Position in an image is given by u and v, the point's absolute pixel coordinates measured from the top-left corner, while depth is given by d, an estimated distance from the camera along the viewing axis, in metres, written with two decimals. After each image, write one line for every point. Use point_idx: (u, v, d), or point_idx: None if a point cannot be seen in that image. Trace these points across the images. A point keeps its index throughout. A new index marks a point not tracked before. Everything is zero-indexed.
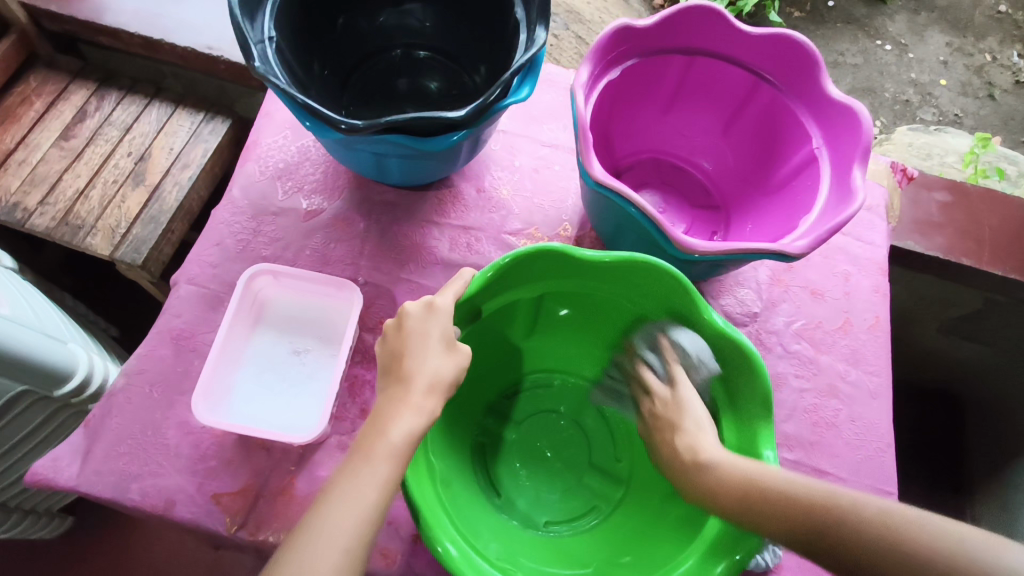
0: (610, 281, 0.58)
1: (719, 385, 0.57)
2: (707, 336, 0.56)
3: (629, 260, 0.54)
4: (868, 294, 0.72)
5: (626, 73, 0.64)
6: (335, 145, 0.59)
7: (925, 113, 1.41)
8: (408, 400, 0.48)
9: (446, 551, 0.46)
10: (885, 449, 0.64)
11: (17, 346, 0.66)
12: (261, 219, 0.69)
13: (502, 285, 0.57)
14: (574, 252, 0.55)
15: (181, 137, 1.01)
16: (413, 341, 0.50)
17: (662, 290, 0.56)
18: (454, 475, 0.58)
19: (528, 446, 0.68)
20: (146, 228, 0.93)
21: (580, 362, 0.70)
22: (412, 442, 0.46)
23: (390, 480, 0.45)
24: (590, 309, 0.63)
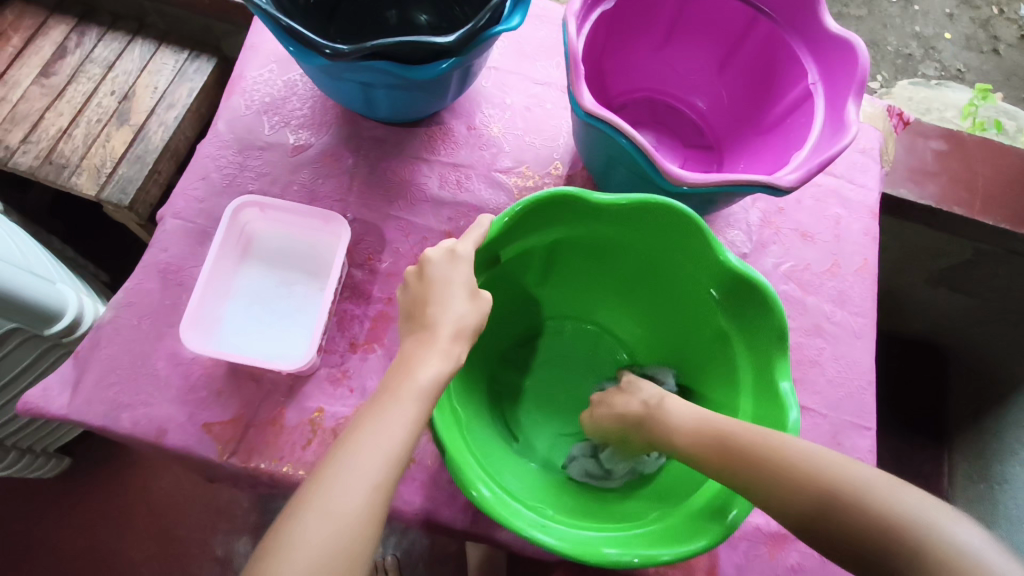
0: (630, 224, 0.56)
1: (737, 327, 0.55)
2: (727, 281, 0.53)
3: (650, 205, 0.52)
4: (859, 237, 0.72)
5: (624, 5, 0.63)
6: (321, 74, 0.57)
7: (927, 67, 1.38)
8: (438, 347, 0.48)
9: (482, 496, 0.44)
10: (867, 387, 0.65)
11: (9, 283, 0.66)
12: (246, 153, 0.68)
13: (521, 229, 0.55)
14: (587, 196, 0.53)
15: (165, 76, 0.98)
16: (434, 289, 0.50)
17: (690, 237, 0.54)
18: (475, 419, 0.56)
19: (544, 396, 0.68)
20: (132, 168, 0.91)
21: (597, 309, 0.69)
22: (439, 384, 0.46)
23: (416, 421, 0.45)
24: (610, 253, 0.61)
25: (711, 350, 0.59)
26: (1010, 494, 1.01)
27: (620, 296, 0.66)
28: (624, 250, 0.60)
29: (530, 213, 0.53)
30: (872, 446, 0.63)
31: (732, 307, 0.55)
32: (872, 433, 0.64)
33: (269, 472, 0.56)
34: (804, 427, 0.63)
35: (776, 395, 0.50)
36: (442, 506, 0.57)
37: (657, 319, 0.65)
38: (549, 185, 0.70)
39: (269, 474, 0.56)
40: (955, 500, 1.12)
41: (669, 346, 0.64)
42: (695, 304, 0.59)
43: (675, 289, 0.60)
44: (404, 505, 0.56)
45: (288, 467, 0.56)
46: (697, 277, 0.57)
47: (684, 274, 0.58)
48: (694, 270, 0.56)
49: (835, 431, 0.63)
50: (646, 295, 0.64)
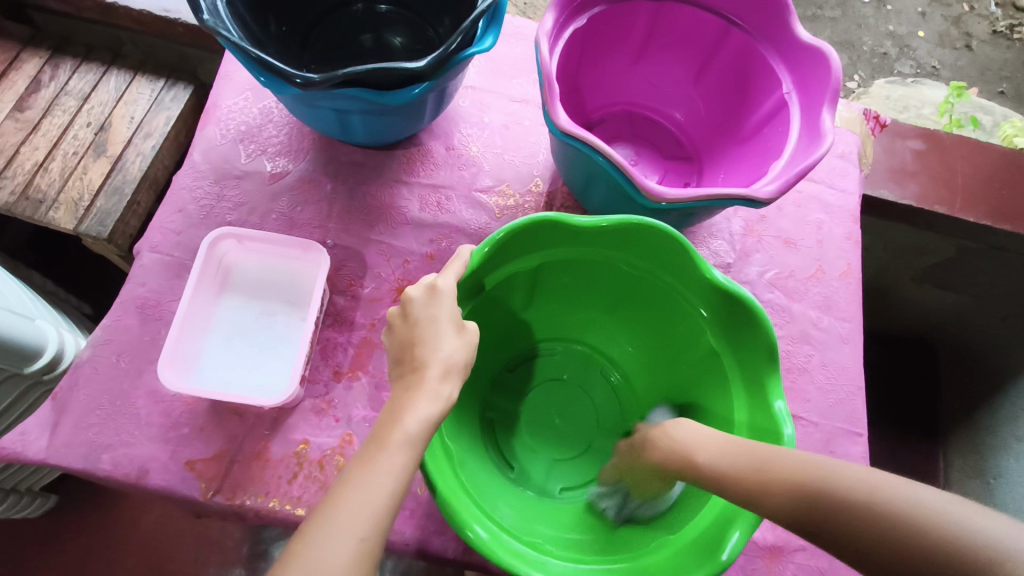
0: (610, 243, 0.55)
1: (725, 339, 0.54)
2: (709, 290, 0.53)
3: (621, 222, 0.51)
4: (841, 242, 0.72)
5: (595, 23, 0.63)
6: (295, 102, 0.57)
7: (903, 65, 1.40)
8: (428, 388, 0.46)
9: (478, 537, 0.43)
10: (856, 392, 0.65)
11: None
12: (223, 183, 0.67)
13: (500, 259, 0.54)
14: (565, 220, 0.52)
15: (142, 105, 0.98)
16: (422, 329, 0.49)
17: (669, 252, 0.53)
18: (468, 452, 0.55)
19: (537, 417, 0.66)
20: (110, 200, 0.90)
21: (585, 326, 0.67)
22: (429, 429, 0.44)
23: (405, 467, 0.43)
24: (592, 275, 0.60)
25: (698, 358, 0.57)
26: (1007, 490, 1.01)
27: (605, 310, 0.65)
28: (605, 270, 0.59)
29: (511, 237, 0.52)
30: (864, 451, 0.63)
31: (718, 320, 0.54)
32: (865, 438, 0.63)
33: (256, 508, 0.55)
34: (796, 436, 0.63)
35: (769, 415, 0.49)
36: (434, 535, 0.56)
37: (642, 335, 0.64)
38: (530, 202, 0.69)
39: (255, 510, 0.55)
40: (953, 497, 1.13)
41: (658, 357, 0.63)
42: (681, 319, 0.58)
43: (660, 303, 0.59)
44: (397, 536, 0.55)
45: (275, 502, 0.55)
46: (682, 292, 0.56)
47: (666, 288, 0.57)
48: (681, 285, 0.55)
49: (828, 439, 0.63)
50: (631, 310, 0.62)
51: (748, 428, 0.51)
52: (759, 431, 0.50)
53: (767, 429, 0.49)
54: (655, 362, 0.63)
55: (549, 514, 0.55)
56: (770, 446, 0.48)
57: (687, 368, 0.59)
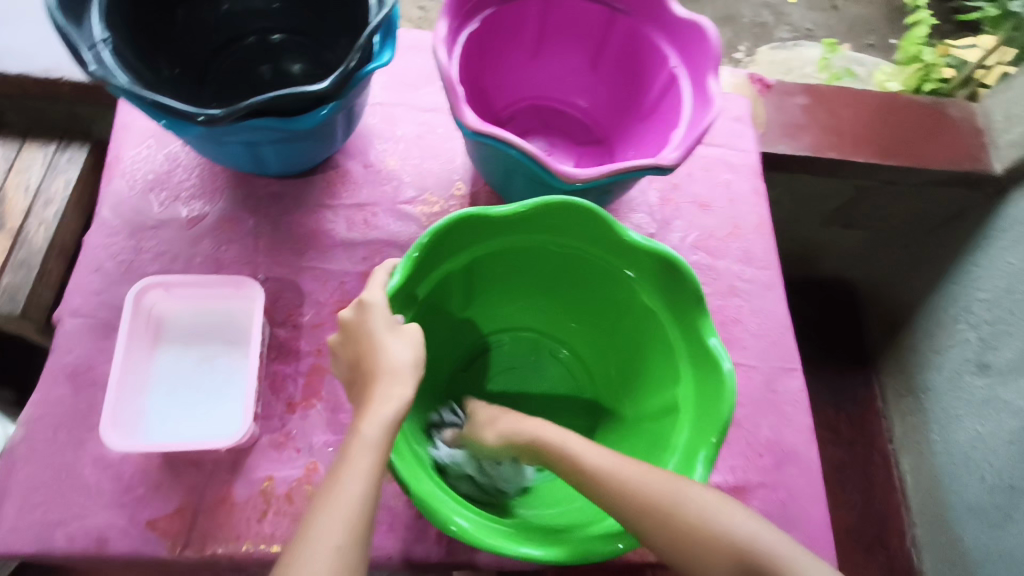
0: (534, 226, 0.57)
1: (656, 295, 0.57)
2: (632, 252, 0.56)
3: (536, 206, 0.54)
4: (749, 197, 0.77)
5: (487, 26, 0.65)
6: (201, 142, 0.56)
7: (782, 31, 1.50)
8: (382, 396, 0.46)
9: (461, 528, 0.44)
10: (786, 332, 0.70)
11: None
12: (140, 235, 0.65)
13: (431, 262, 0.56)
14: (484, 213, 0.54)
15: (37, 172, 0.93)
16: (363, 341, 0.49)
17: (588, 224, 0.56)
18: (439, 455, 0.56)
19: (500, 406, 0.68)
20: (18, 274, 0.85)
21: (526, 313, 0.70)
22: (388, 432, 0.44)
23: (373, 474, 0.42)
24: (523, 262, 0.62)
25: (635, 318, 0.60)
26: (936, 400, 1.10)
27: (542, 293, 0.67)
28: (533, 254, 0.61)
29: (436, 238, 0.54)
30: (802, 385, 0.68)
31: (645, 277, 0.57)
32: (800, 373, 0.68)
33: (229, 555, 0.54)
34: (740, 382, 0.67)
35: (707, 352, 0.52)
36: (417, 544, 0.56)
37: (582, 309, 0.66)
38: (455, 207, 0.71)
39: (229, 557, 0.54)
40: (892, 417, 1.21)
41: (601, 326, 0.65)
42: (612, 284, 0.60)
43: (591, 276, 0.61)
44: (381, 554, 0.55)
45: (248, 544, 0.54)
46: (609, 260, 0.58)
47: (592, 258, 0.59)
48: (607, 253, 0.58)
49: (768, 379, 0.67)
50: (566, 287, 0.65)
51: (692, 371, 0.54)
52: (701, 371, 0.53)
53: (708, 366, 0.52)
54: (599, 331, 0.66)
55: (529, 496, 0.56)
56: (712, 382, 0.51)
57: (628, 329, 0.62)
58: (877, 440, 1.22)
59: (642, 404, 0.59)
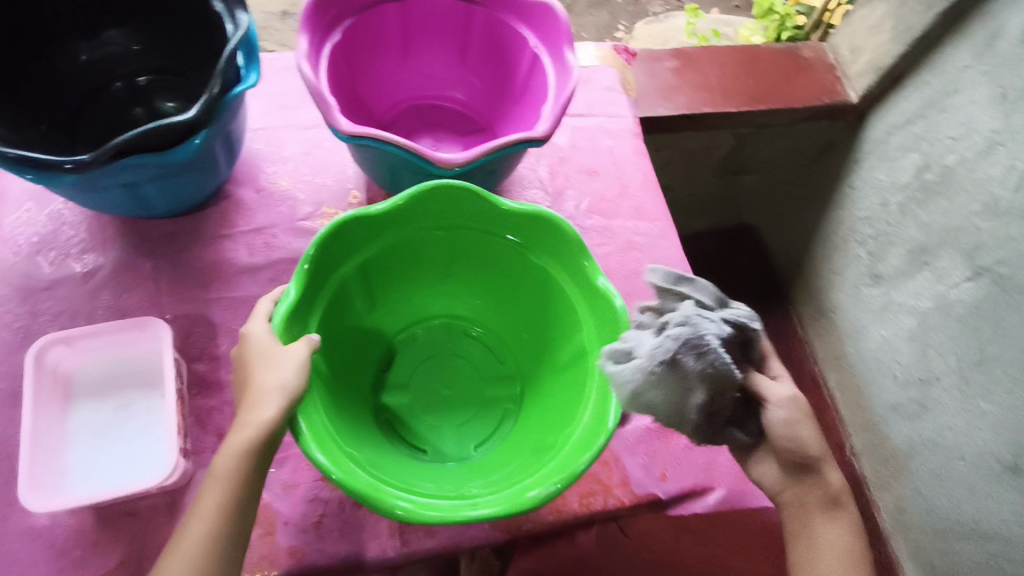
0: (420, 214, 0.60)
1: (546, 255, 0.60)
2: (511, 219, 0.59)
3: (417, 193, 0.57)
4: (632, 158, 0.82)
5: (349, 34, 0.67)
6: (77, 192, 0.56)
7: (654, 6, 1.59)
8: (246, 421, 0.47)
9: (405, 509, 0.45)
10: (685, 274, 0.75)
11: None
12: (33, 299, 0.63)
13: (324, 268, 0.57)
14: (365, 213, 0.57)
15: None
16: (241, 371, 0.50)
17: (470, 201, 0.59)
18: (374, 453, 0.56)
19: (428, 397, 0.69)
20: None
21: (432, 301, 0.71)
22: (237, 463, 0.46)
23: (220, 504, 0.46)
24: (418, 253, 0.64)
25: (531, 280, 0.63)
26: (844, 316, 1.19)
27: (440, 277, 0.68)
28: (426, 241, 0.63)
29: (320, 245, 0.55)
30: None
31: (530, 240, 0.61)
32: None
33: None
34: None
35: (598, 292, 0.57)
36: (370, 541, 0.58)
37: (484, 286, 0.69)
38: None
39: None
40: (812, 340, 1.30)
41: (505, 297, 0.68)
42: (504, 256, 0.63)
43: (481, 251, 0.64)
44: (339, 557, 0.58)
45: None
46: (493, 231, 0.62)
47: (480, 234, 0.62)
48: (485, 224, 0.61)
49: None
50: (460, 266, 0.67)
51: (591, 314, 0.58)
52: (598, 312, 0.57)
53: (603, 306, 0.56)
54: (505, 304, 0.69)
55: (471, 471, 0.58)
56: (608, 320, 0.55)
57: (529, 293, 0.65)
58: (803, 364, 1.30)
59: (558, 358, 0.63)
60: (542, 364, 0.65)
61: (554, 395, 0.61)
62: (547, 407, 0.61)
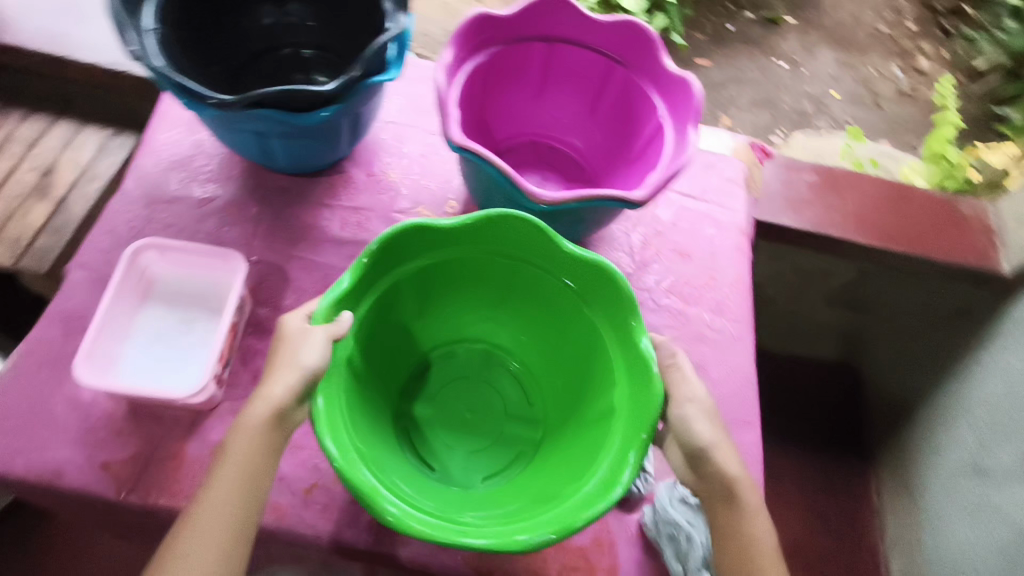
0: (490, 236, 0.61)
1: (599, 309, 0.60)
2: (569, 260, 0.59)
3: (495, 215, 0.58)
4: (731, 253, 0.79)
5: (492, 62, 0.71)
6: (217, 126, 0.63)
7: (821, 121, 1.54)
8: (265, 396, 0.49)
9: (392, 515, 0.45)
10: (747, 384, 0.71)
11: None
12: (154, 207, 0.72)
13: (382, 264, 0.59)
14: (432, 223, 0.58)
15: (88, 151, 1.03)
16: (269, 354, 0.52)
17: (544, 239, 0.58)
18: (380, 447, 0.58)
19: (451, 413, 0.71)
20: (50, 238, 0.94)
21: (482, 324, 0.72)
22: (258, 433, 0.49)
23: (241, 473, 0.48)
24: (479, 273, 0.65)
25: (580, 327, 0.63)
26: (930, 497, 1.05)
27: (493, 303, 0.69)
28: (489, 263, 0.64)
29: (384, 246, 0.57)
30: (757, 439, 0.68)
31: (587, 289, 0.60)
32: (756, 427, 0.68)
33: (168, 507, 0.56)
34: None
35: (639, 356, 0.55)
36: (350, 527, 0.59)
37: (531, 321, 0.69)
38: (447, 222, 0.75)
39: (168, 509, 0.56)
40: (885, 512, 1.16)
41: (550, 338, 0.68)
42: (560, 296, 0.63)
43: (538, 285, 0.64)
44: (315, 531, 0.59)
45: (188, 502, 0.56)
46: (552, 270, 0.62)
47: (541, 271, 0.62)
48: (547, 263, 0.61)
49: (722, 427, 0.68)
50: (513, 297, 0.68)
51: (627, 379, 0.56)
52: (636, 379, 0.55)
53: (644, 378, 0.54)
54: (547, 343, 0.69)
55: (470, 497, 0.58)
56: (641, 389, 0.54)
57: (575, 340, 0.64)
58: (867, 535, 1.16)
59: (586, 413, 0.61)
60: (570, 415, 0.64)
61: (571, 444, 0.59)
62: (560, 458, 0.59)
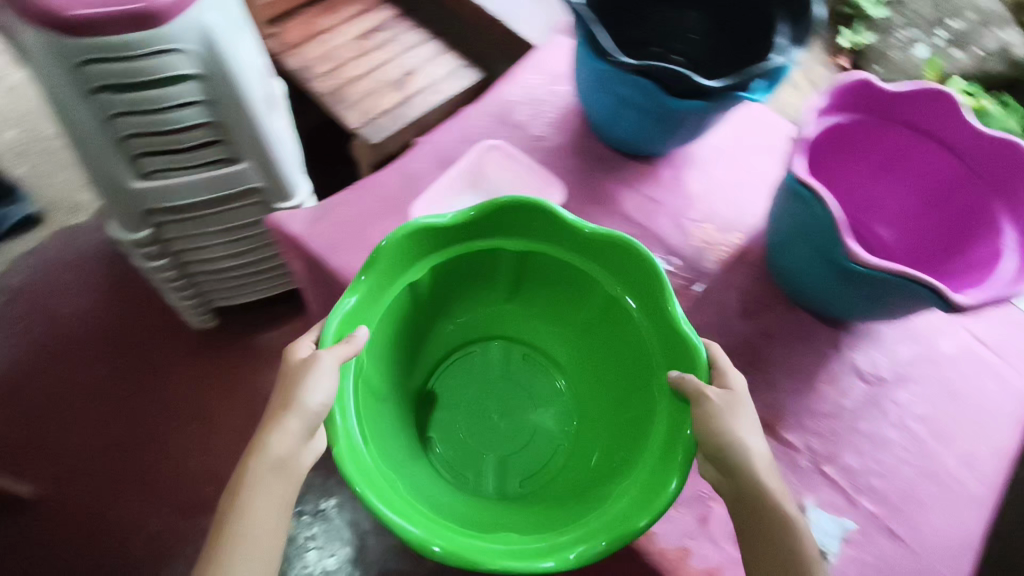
0: (573, 243, 0.70)
1: (660, 341, 0.66)
2: (588, 241, 0.69)
3: (603, 233, 0.67)
4: (1005, 416, 0.71)
5: (850, 126, 0.72)
6: (595, 82, 0.74)
7: None
8: (287, 426, 0.56)
9: (386, 514, 0.53)
10: (967, 549, 0.64)
11: (271, 137, 0.95)
12: (501, 127, 0.84)
13: (432, 241, 0.69)
14: (551, 209, 0.68)
15: (442, 70, 1.23)
16: (288, 382, 0.58)
17: (629, 261, 0.67)
18: (388, 420, 0.68)
19: (467, 422, 0.76)
20: (389, 121, 1.16)
21: (521, 328, 0.80)
22: (293, 446, 0.56)
23: (279, 485, 0.55)
24: (543, 274, 0.75)
25: (634, 355, 0.70)
26: None
27: (513, 297, 0.80)
28: (564, 272, 0.73)
29: (377, 264, 0.65)
30: None
31: (647, 309, 0.68)
32: None
33: None
34: (890, 551, 0.63)
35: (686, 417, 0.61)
36: None
37: (579, 329, 0.78)
38: (726, 248, 0.78)
39: None
40: None
41: (605, 362, 0.75)
42: (617, 315, 0.71)
43: (594, 296, 0.73)
44: None
45: None
46: (611, 284, 0.70)
47: (602, 283, 0.71)
48: (611, 277, 0.70)
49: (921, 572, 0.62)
50: (547, 297, 0.79)
51: (668, 411, 0.63)
52: (671, 444, 0.61)
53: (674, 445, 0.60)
54: (589, 351, 0.77)
55: (475, 502, 0.65)
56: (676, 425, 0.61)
57: (633, 385, 0.70)
58: None
59: (622, 451, 0.67)
60: (608, 431, 0.72)
61: (602, 479, 0.66)
62: (584, 488, 0.66)
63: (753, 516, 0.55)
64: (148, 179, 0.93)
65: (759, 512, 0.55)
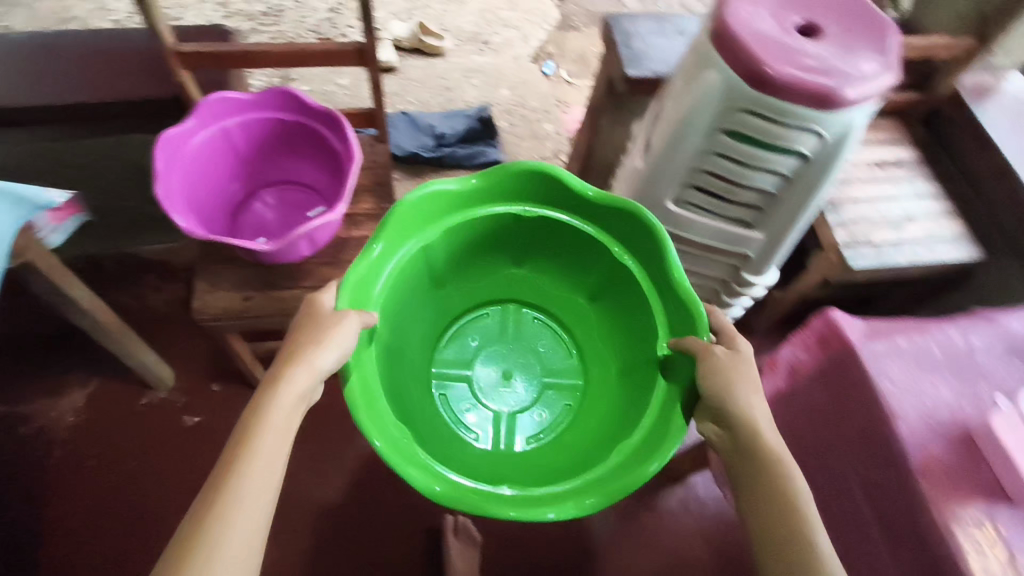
0: (644, 253, 0.92)
1: (676, 410, 0.83)
2: (593, 204, 0.93)
3: (623, 203, 0.90)
4: None
5: None
6: None
7: None
8: (300, 329, 0.76)
9: (353, 386, 0.77)
10: None
11: (797, 230, 1.01)
12: None
13: (487, 193, 0.95)
14: (559, 174, 0.91)
15: (944, 231, 1.19)
16: (308, 320, 0.77)
17: (647, 243, 0.91)
18: (407, 374, 0.98)
19: (458, 310, 1.11)
20: (873, 253, 1.15)
21: (535, 284, 1.11)
22: (303, 393, 0.71)
23: (278, 444, 0.67)
24: (567, 248, 1.03)
25: (641, 372, 0.94)
26: None
27: (527, 258, 1.08)
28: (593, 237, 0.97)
29: (391, 226, 0.89)
30: None
31: (681, 330, 0.88)
32: None
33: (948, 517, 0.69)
34: None
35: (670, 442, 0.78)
36: None
37: (608, 310, 1.05)
38: None
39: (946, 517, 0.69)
40: None
41: (623, 354, 1.02)
42: (650, 333, 0.93)
43: (620, 285, 0.99)
44: None
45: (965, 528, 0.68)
46: (610, 236, 0.96)
47: (608, 241, 0.96)
48: (617, 231, 0.95)
49: None
50: (556, 257, 1.06)
51: (645, 435, 0.83)
52: (651, 445, 0.80)
53: (653, 455, 0.78)
54: (620, 355, 1.02)
55: (469, 455, 0.95)
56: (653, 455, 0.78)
57: (636, 377, 0.95)
58: None
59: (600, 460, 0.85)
60: (595, 434, 0.95)
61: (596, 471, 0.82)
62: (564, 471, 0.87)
63: (760, 494, 0.69)
64: (679, 206, 1.03)
65: (761, 464, 0.70)
